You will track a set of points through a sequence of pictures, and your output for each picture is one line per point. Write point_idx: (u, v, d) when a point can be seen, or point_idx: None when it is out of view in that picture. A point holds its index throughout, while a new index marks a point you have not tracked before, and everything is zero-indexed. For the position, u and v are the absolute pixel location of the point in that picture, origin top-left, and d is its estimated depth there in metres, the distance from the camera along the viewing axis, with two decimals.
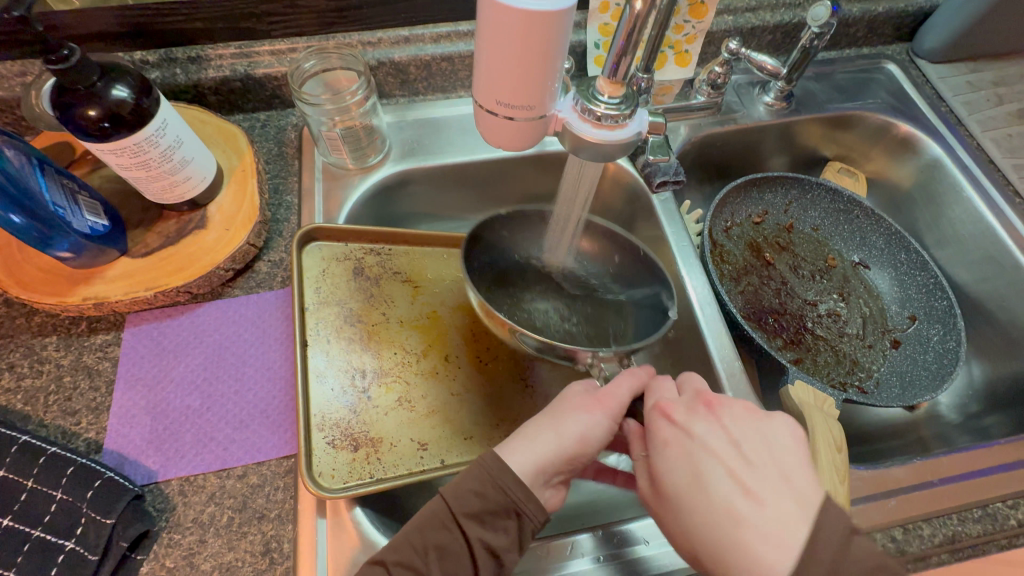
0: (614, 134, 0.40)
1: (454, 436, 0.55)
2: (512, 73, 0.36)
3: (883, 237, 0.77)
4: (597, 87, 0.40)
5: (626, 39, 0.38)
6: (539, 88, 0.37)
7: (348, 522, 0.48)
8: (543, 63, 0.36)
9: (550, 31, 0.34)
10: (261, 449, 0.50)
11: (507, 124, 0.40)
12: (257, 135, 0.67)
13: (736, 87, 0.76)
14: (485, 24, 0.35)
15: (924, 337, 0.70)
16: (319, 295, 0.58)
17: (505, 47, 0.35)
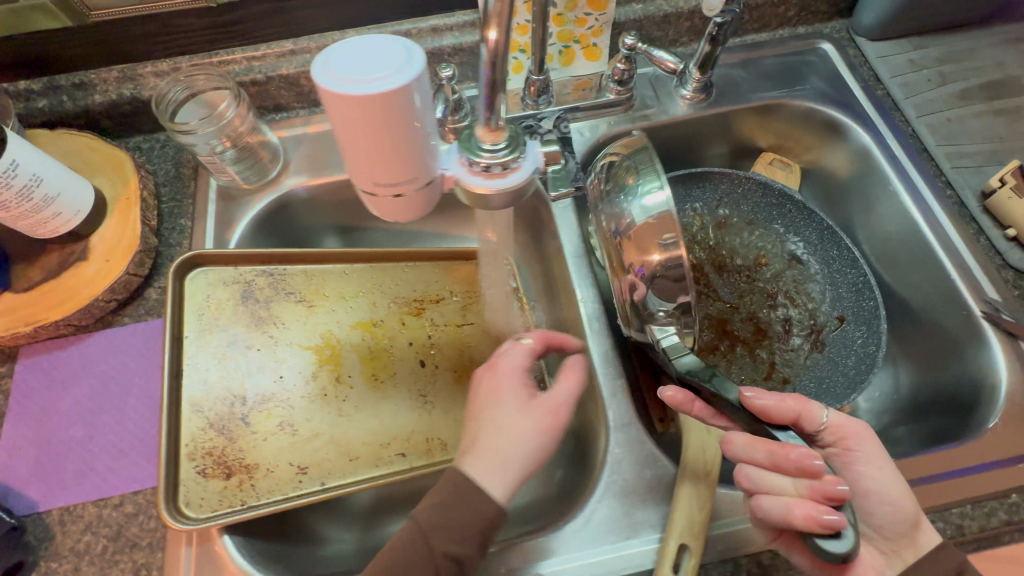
0: (486, 181, 0.38)
1: (338, 457, 0.56)
2: (376, 155, 0.34)
3: (815, 232, 0.72)
4: (477, 136, 0.38)
5: (490, 72, 0.34)
6: (408, 161, 0.35)
7: (218, 548, 0.49)
8: (409, 138, 0.34)
9: (396, 108, 0.32)
10: (138, 478, 0.51)
11: (393, 201, 0.38)
12: (155, 157, 0.67)
13: (654, 79, 0.72)
14: (334, 112, 0.32)
15: (848, 339, 0.67)
16: (201, 322, 0.58)
17: (361, 132, 0.33)
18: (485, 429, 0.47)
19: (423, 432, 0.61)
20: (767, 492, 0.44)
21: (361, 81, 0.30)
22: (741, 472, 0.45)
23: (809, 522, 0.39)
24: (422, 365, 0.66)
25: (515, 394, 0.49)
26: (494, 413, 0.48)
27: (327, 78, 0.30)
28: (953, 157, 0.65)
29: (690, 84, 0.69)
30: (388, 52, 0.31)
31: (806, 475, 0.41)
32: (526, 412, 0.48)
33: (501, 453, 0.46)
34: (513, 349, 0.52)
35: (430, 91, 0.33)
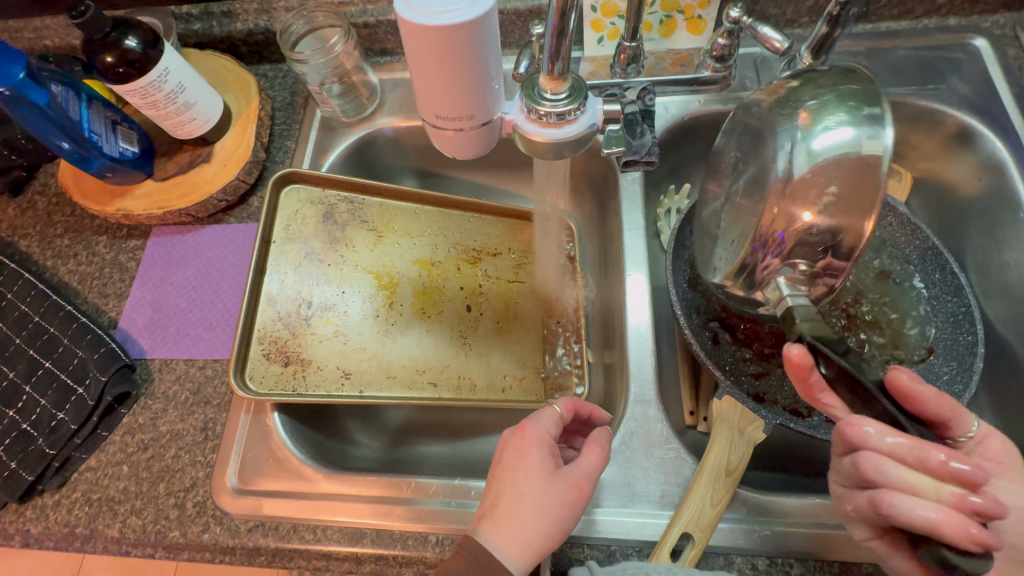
0: (540, 130, 0.40)
1: (378, 372, 0.63)
2: (439, 88, 0.37)
3: (917, 251, 0.64)
4: (540, 86, 0.39)
5: (558, 20, 0.35)
6: (467, 98, 0.38)
7: (268, 421, 0.57)
8: (473, 74, 0.36)
9: (461, 45, 0.34)
10: (220, 350, 0.61)
11: (449, 134, 0.41)
12: (276, 84, 0.76)
13: (759, 62, 0.67)
14: (408, 43, 0.35)
15: (932, 373, 0.58)
16: (287, 230, 0.66)
17: (429, 65, 0.36)
18: (507, 496, 0.44)
19: (456, 368, 0.66)
20: (900, 491, 0.36)
21: (435, 14, 0.33)
22: (871, 462, 0.37)
23: (965, 540, 0.33)
24: (467, 309, 0.70)
25: (540, 462, 0.45)
26: (535, 487, 0.44)
27: (404, 11, 0.34)
28: None
29: (799, 66, 0.62)
30: None
31: (944, 473, 0.35)
32: (551, 483, 0.44)
33: (522, 526, 0.42)
34: (542, 413, 0.49)
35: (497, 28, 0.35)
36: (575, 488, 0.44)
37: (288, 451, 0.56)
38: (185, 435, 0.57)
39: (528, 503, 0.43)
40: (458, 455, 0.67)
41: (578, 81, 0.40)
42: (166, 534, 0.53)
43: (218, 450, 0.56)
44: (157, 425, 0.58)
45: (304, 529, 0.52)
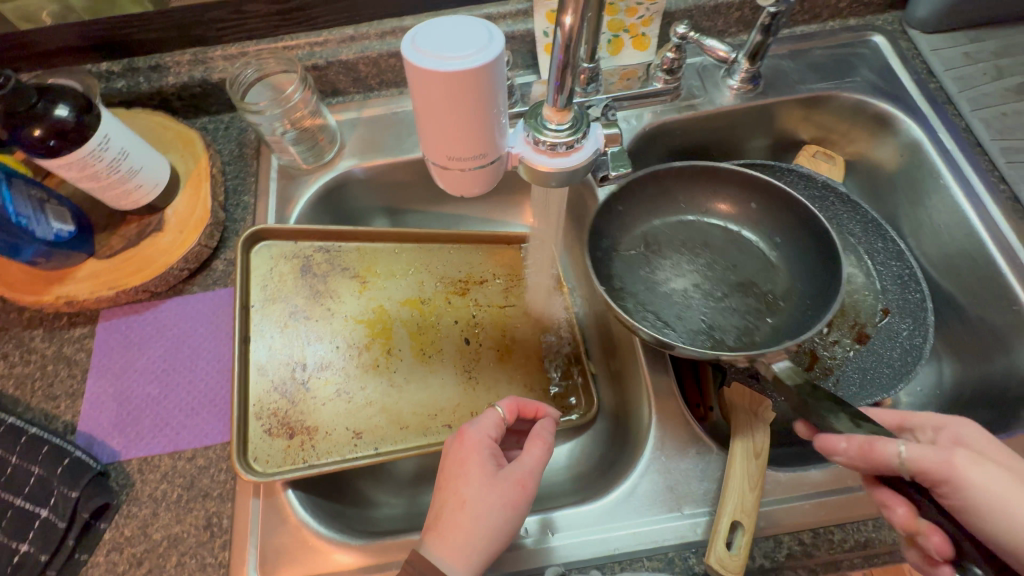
0: (551, 160, 0.40)
1: (389, 425, 0.59)
2: (451, 130, 0.36)
3: (860, 224, 0.71)
4: (544, 116, 0.40)
5: (564, 54, 0.36)
6: (480, 137, 0.37)
7: (281, 502, 0.52)
8: (481, 117, 0.36)
9: (475, 87, 0.34)
10: (209, 434, 0.55)
11: (460, 174, 0.40)
12: (220, 137, 0.71)
13: (701, 70, 0.73)
14: (419, 89, 0.34)
15: (894, 331, 0.65)
16: (265, 292, 0.61)
17: (441, 108, 0.35)
18: (450, 505, 0.46)
19: (468, 405, 0.64)
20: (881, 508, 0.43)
21: (448, 59, 0.33)
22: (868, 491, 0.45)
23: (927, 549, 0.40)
24: (466, 343, 0.69)
25: (480, 467, 0.47)
26: (472, 493, 0.46)
27: (412, 56, 0.33)
28: (1009, 152, 0.64)
29: (738, 75, 0.70)
30: (471, 31, 0.34)
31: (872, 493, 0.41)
32: (490, 485, 0.47)
33: (464, 531, 0.44)
34: (482, 417, 0.51)
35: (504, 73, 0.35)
36: (513, 489, 0.47)
37: (310, 530, 0.51)
38: (186, 538, 0.51)
39: (466, 509, 0.45)
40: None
41: (581, 113, 0.41)
42: None
43: (230, 546, 0.50)
44: (149, 533, 0.51)
45: None
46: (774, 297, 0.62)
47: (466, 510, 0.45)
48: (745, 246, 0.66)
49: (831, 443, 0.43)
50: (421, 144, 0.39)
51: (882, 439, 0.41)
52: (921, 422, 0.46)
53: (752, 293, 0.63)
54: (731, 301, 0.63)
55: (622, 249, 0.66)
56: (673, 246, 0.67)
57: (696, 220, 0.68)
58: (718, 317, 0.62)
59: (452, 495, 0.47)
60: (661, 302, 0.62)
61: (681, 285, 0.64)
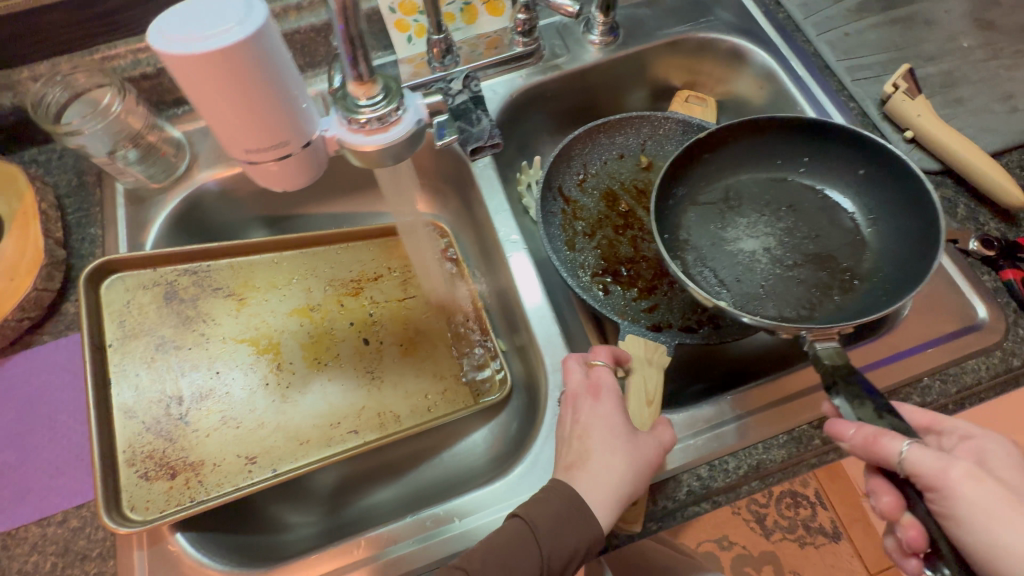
0: (368, 138, 0.38)
1: (287, 442, 0.56)
2: (239, 119, 0.33)
3: None
4: (350, 94, 0.37)
5: (344, 25, 0.33)
6: (276, 122, 0.34)
7: (171, 547, 0.48)
8: (279, 96, 0.34)
9: (245, 66, 0.31)
10: (80, 492, 0.50)
11: (271, 167, 0.37)
12: (53, 168, 0.64)
13: (561, 30, 0.71)
14: (182, 80, 0.31)
15: None
16: (124, 328, 0.56)
17: (217, 97, 0.32)
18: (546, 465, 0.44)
19: (373, 407, 0.62)
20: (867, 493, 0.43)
21: (201, 40, 0.29)
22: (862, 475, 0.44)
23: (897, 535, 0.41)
24: (365, 343, 0.66)
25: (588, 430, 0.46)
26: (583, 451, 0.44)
27: (174, 46, 0.29)
28: (854, 70, 0.67)
29: (597, 28, 0.69)
30: (224, 7, 0.31)
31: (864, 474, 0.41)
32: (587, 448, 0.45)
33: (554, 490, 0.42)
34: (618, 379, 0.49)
35: (283, 42, 0.33)
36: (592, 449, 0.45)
37: (207, 569, 0.48)
38: None
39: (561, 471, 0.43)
40: (413, 488, 0.64)
41: (391, 81, 0.38)
42: None
43: None
44: None
45: None
46: (852, 276, 0.57)
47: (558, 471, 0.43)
48: (835, 220, 0.60)
49: (839, 428, 0.41)
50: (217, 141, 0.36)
51: (891, 434, 0.39)
52: (947, 425, 0.43)
53: (826, 268, 0.58)
54: (804, 271, 0.58)
55: (700, 199, 0.62)
56: (754, 204, 0.62)
57: (792, 181, 0.63)
58: (783, 286, 0.57)
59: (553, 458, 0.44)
60: (723, 260, 0.60)
61: (752, 246, 0.60)
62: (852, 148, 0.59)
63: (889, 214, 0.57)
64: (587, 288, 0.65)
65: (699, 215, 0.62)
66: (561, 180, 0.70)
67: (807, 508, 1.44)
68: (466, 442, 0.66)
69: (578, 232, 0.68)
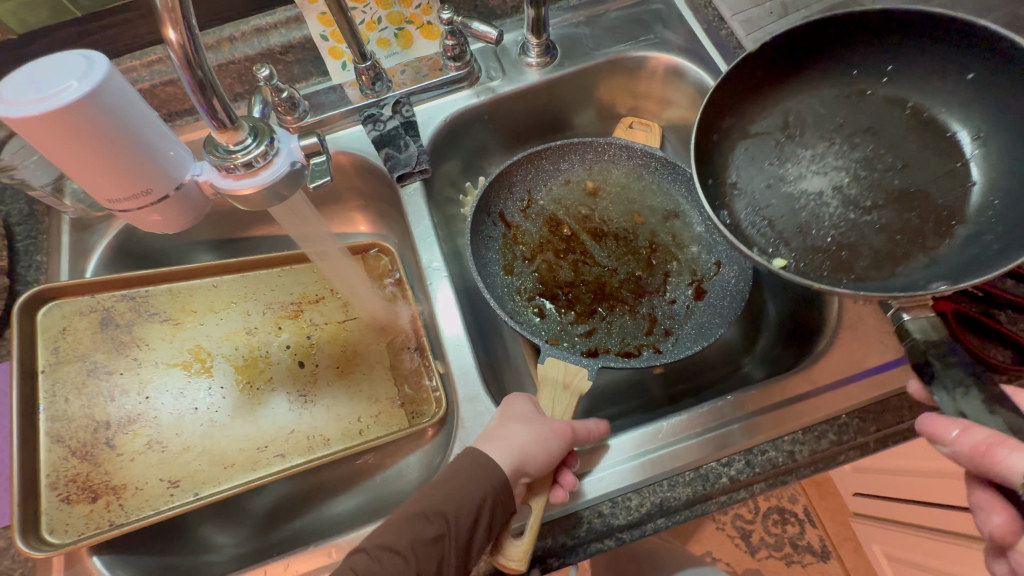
0: (237, 182, 0.39)
1: (212, 466, 0.58)
2: (95, 170, 0.34)
3: (682, 184, 0.69)
4: (214, 138, 0.38)
5: (190, 75, 0.34)
6: (136, 171, 0.35)
7: (87, 568, 0.50)
8: (139, 145, 0.35)
9: (90, 123, 0.32)
10: (7, 512, 0.53)
11: (142, 213, 0.38)
12: (6, 197, 0.67)
13: (499, 53, 0.71)
14: (28, 138, 0.32)
15: (726, 283, 0.64)
16: (57, 354, 0.58)
17: (67, 152, 0.33)
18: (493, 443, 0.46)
19: (302, 429, 0.63)
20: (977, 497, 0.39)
21: (38, 101, 0.30)
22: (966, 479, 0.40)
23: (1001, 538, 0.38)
24: (300, 365, 0.67)
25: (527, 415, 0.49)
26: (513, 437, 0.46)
27: (20, 110, 0.30)
28: None
29: (532, 50, 0.69)
30: (66, 68, 0.32)
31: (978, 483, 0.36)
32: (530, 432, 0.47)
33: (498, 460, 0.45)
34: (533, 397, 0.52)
35: (134, 91, 0.34)
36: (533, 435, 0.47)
37: None
38: None
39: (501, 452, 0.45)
40: (365, 499, 0.65)
41: (258, 122, 0.39)
42: None
43: None
44: None
45: None
46: (948, 216, 0.47)
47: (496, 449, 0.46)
48: (939, 143, 0.49)
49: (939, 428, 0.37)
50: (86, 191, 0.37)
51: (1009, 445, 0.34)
52: None
53: (912, 208, 0.48)
54: (883, 214, 0.49)
55: (753, 129, 0.53)
56: (822, 129, 0.53)
57: (873, 94, 0.52)
58: (858, 235, 0.49)
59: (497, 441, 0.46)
60: (781, 206, 0.52)
61: (817, 186, 0.52)
62: (955, 41, 0.46)
63: (1007, 129, 0.46)
64: (525, 311, 0.64)
65: (750, 150, 0.53)
66: (502, 206, 0.69)
67: (794, 525, 1.38)
68: (400, 466, 0.66)
69: (518, 255, 0.68)
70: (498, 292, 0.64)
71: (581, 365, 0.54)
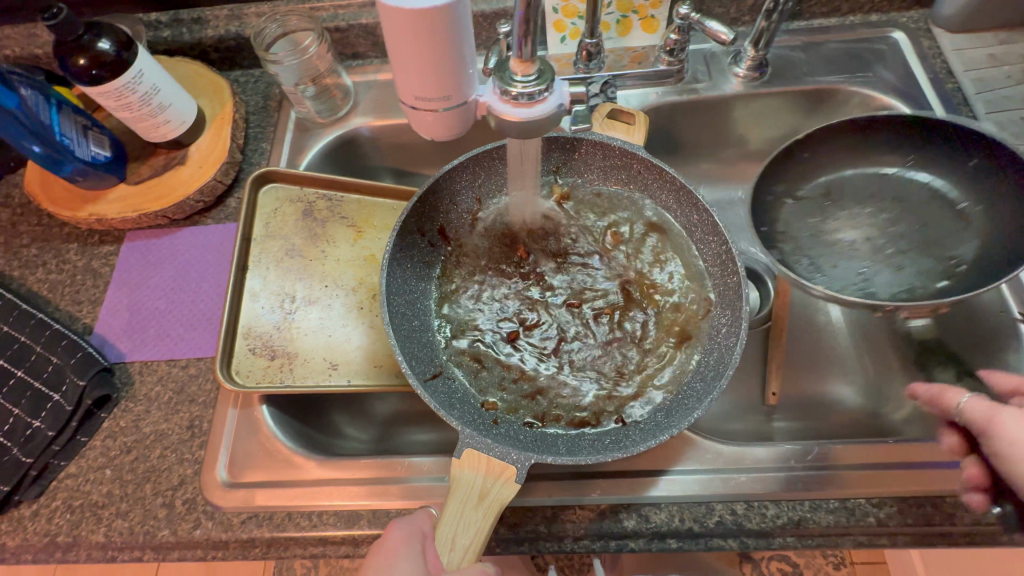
0: (514, 110, 0.43)
1: (364, 361, 0.63)
2: (419, 68, 0.40)
3: (670, 195, 0.63)
4: (510, 68, 0.43)
5: (524, 12, 0.39)
6: (448, 78, 0.41)
7: (256, 413, 0.57)
8: (459, 56, 0.40)
9: (441, 27, 0.38)
10: (203, 348, 0.61)
11: (428, 116, 0.44)
12: (249, 89, 0.77)
13: (707, 57, 0.73)
14: (391, 28, 0.38)
15: (713, 332, 0.58)
16: (268, 229, 0.67)
17: (409, 47, 0.38)
18: None
19: None
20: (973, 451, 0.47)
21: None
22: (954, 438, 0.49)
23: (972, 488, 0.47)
24: None
25: (408, 565, 0.42)
26: None
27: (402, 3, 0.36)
28: None
29: (745, 62, 0.70)
30: None
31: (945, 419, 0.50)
32: None
33: None
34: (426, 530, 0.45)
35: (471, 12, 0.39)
36: None
37: (277, 441, 0.56)
38: (170, 435, 0.57)
39: None
40: None
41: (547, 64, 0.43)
42: (156, 533, 0.52)
43: (206, 446, 0.56)
44: (140, 426, 0.58)
45: (298, 516, 0.52)
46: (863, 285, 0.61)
47: None
48: None
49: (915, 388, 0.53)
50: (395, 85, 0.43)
51: (955, 390, 0.49)
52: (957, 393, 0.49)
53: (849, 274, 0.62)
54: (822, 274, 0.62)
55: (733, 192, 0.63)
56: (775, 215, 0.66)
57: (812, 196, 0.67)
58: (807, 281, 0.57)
59: None
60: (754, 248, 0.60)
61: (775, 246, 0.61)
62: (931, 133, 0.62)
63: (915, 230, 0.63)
64: (463, 362, 0.61)
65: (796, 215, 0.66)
66: (443, 219, 0.67)
67: None
68: None
69: (462, 280, 0.65)
70: (433, 338, 0.62)
71: (509, 463, 0.46)
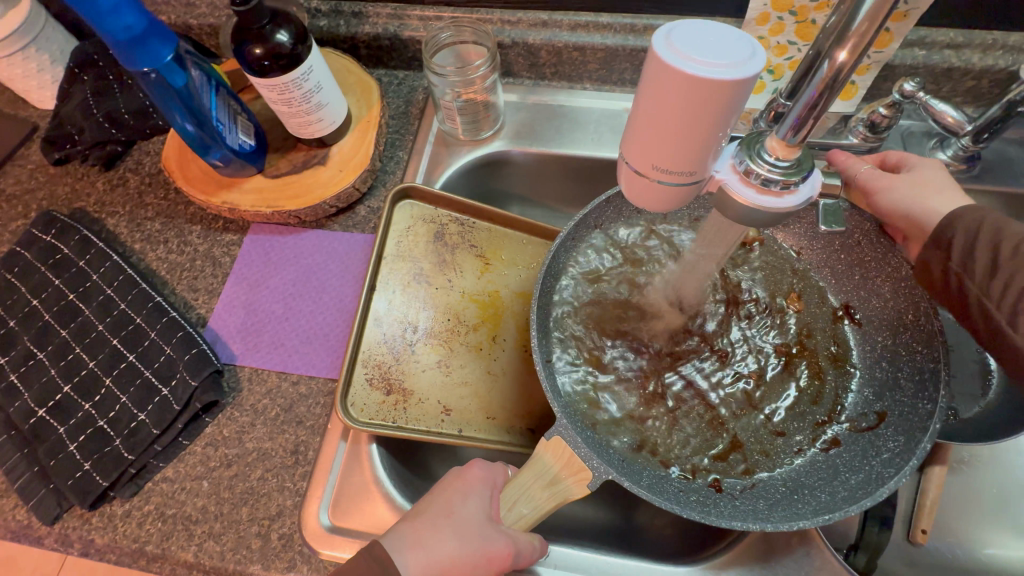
0: (761, 197, 0.36)
1: (478, 411, 0.56)
2: (671, 138, 0.34)
3: (894, 286, 0.53)
4: (765, 145, 0.36)
5: (818, 92, 0.32)
6: (699, 154, 0.34)
7: (365, 452, 0.53)
8: (722, 131, 0.33)
9: (719, 100, 0.31)
10: (316, 366, 0.57)
11: (655, 187, 0.37)
12: (392, 91, 0.74)
13: (905, 135, 0.65)
14: (656, 90, 0.32)
15: (874, 446, 0.50)
16: (399, 248, 0.63)
17: (670, 113, 0.32)
18: (437, 511, 0.43)
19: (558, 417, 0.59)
20: None
21: (702, 64, 0.30)
22: None
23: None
24: None
25: (478, 505, 0.44)
26: (457, 522, 0.42)
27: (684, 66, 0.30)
28: None
29: (952, 150, 0.61)
30: (732, 41, 0.30)
31: None
32: (480, 529, 0.42)
33: (434, 537, 0.42)
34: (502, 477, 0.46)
35: None
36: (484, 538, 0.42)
37: (384, 487, 0.52)
38: (273, 456, 0.53)
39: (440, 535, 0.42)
40: None
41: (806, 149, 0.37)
42: (248, 566, 0.49)
43: (310, 479, 0.52)
44: (244, 440, 0.54)
45: None
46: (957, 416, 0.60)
47: (438, 524, 0.42)
48: None
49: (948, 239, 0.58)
50: (628, 147, 0.37)
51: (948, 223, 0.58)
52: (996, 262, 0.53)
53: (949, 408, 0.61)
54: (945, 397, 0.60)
55: None
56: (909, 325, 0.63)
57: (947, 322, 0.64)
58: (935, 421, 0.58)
59: (439, 520, 0.43)
60: None
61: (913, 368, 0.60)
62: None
63: None
64: (568, 357, 0.56)
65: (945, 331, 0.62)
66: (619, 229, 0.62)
67: None
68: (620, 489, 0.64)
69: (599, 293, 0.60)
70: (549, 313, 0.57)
71: (588, 466, 0.43)
